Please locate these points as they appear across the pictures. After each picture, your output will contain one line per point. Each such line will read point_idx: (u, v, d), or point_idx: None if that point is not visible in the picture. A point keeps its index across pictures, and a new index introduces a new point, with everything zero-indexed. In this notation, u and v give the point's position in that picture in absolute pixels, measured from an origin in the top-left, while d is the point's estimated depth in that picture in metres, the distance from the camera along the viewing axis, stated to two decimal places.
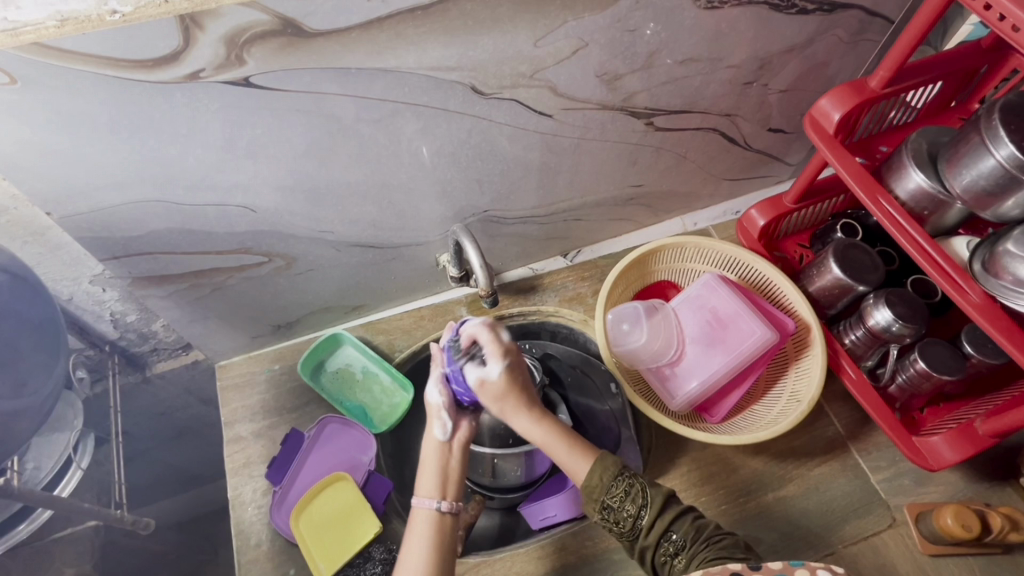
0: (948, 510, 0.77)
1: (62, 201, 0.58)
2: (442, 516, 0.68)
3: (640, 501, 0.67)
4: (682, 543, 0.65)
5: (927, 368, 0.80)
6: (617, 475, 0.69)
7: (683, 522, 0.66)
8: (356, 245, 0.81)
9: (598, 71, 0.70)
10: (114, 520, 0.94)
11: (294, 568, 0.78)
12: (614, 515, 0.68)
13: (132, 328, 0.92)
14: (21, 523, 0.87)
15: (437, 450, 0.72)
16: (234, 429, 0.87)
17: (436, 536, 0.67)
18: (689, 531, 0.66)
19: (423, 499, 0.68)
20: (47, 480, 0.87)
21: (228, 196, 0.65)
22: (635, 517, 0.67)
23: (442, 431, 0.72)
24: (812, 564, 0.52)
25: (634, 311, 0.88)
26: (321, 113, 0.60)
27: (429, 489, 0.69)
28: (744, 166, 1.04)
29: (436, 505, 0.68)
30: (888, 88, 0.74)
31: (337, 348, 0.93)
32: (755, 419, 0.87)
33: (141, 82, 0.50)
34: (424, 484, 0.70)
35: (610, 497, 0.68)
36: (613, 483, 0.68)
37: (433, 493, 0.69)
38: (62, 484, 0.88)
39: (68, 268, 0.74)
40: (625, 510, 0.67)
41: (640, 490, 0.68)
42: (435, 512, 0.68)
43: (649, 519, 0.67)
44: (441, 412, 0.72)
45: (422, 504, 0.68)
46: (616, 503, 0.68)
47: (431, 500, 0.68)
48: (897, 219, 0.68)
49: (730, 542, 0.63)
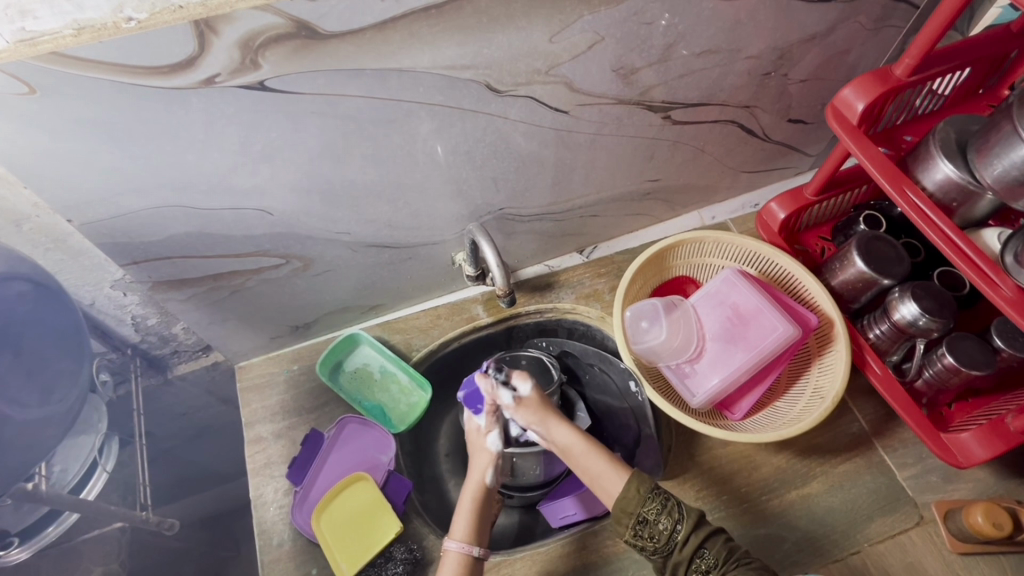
0: (978, 508, 0.75)
1: (83, 207, 0.58)
2: (472, 560, 0.72)
3: (676, 516, 0.67)
4: (713, 561, 0.65)
5: (955, 363, 0.78)
6: (653, 489, 0.69)
7: (715, 540, 0.67)
8: (373, 246, 0.81)
9: (614, 66, 0.69)
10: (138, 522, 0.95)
11: (316, 568, 0.78)
12: (649, 529, 0.67)
13: (153, 331, 0.93)
14: (51, 524, 0.91)
15: (477, 494, 0.77)
16: (254, 430, 0.88)
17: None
18: (721, 550, 0.66)
19: (456, 541, 0.73)
20: (74, 482, 0.89)
21: (246, 199, 0.65)
22: (670, 531, 0.67)
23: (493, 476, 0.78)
24: None
25: (653, 307, 0.87)
26: (335, 114, 0.60)
27: (462, 533, 0.74)
28: (763, 158, 1.03)
29: (468, 549, 0.72)
30: (914, 76, 0.72)
31: (355, 348, 0.94)
32: (777, 416, 0.85)
33: (158, 88, 0.50)
34: (457, 529, 0.74)
35: (646, 510, 0.67)
36: (650, 496, 0.68)
37: (465, 539, 0.73)
38: (88, 487, 0.91)
39: (90, 273, 0.74)
40: (661, 524, 0.67)
41: (675, 505, 0.68)
42: (467, 556, 0.72)
43: (684, 535, 0.66)
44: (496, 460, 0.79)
45: (453, 547, 0.72)
46: (651, 517, 0.67)
47: (465, 544, 0.73)
48: (924, 210, 0.66)
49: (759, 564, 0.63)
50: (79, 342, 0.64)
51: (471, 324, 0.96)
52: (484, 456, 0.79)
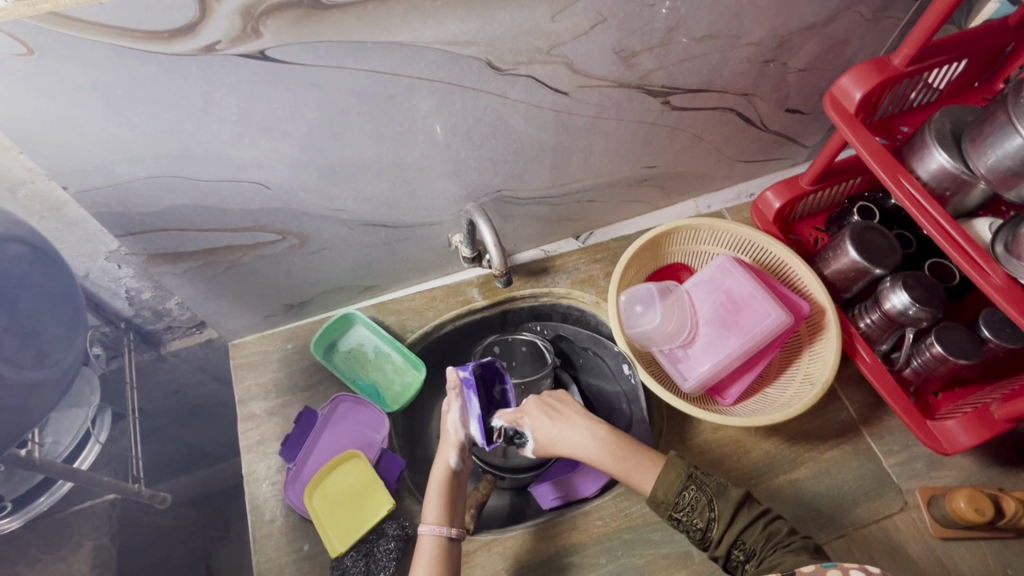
0: (961, 494, 0.77)
1: (80, 174, 0.58)
2: (447, 541, 0.71)
3: (708, 514, 0.68)
4: (751, 550, 0.66)
5: (943, 352, 0.79)
6: (683, 488, 0.70)
7: (754, 529, 0.67)
8: (370, 224, 0.81)
9: (616, 47, 0.69)
10: (129, 492, 0.92)
11: (308, 544, 0.79)
12: (684, 525, 0.69)
13: (148, 306, 0.91)
14: (42, 495, 0.90)
15: (445, 478, 0.78)
16: (247, 407, 0.88)
17: (440, 559, 0.70)
18: (759, 539, 0.66)
19: (429, 525, 0.72)
20: (66, 454, 0.88)
21: (244, 171, 0.65)
22: (704, 529, 0.68)
23: (456, 459, 0.79)
24: (846, 565, 0.54)
25: (647, 292, 0.88)
26: (336, 87, 0.60)
27: (434, 516, 0.73)
28: (760, 147, 1.03)
29: (441, 531, 0.72)
30: (912, 66, 0.73)
31: (349, 327, 0.94)
32: (768, 401, 0.86)
33: (158, 54, 0.50)
34: (430, 512, 0.74)
35: (678, 510, 0.69)
36: (680, 497, 0.70)
37: (438, 521, 0.73)
38: (81, 458, 0.89)
39: (85, 243, 0.73)
40: (694, 521, 0.69)
41: (706, 503, 0.69)
42: (440, 538, 0.71)
43: (718, 532, 0.67)
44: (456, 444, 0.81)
45: (427, 530, 0.72)
46: (684, 515, 0.69)
47: (438, 526, 0.72)
48: (918, 200, 0.67)
49: (800, 547, 0.63)
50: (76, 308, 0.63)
51: (466, 306, 0.97)
52: (448, 441, 0.81)
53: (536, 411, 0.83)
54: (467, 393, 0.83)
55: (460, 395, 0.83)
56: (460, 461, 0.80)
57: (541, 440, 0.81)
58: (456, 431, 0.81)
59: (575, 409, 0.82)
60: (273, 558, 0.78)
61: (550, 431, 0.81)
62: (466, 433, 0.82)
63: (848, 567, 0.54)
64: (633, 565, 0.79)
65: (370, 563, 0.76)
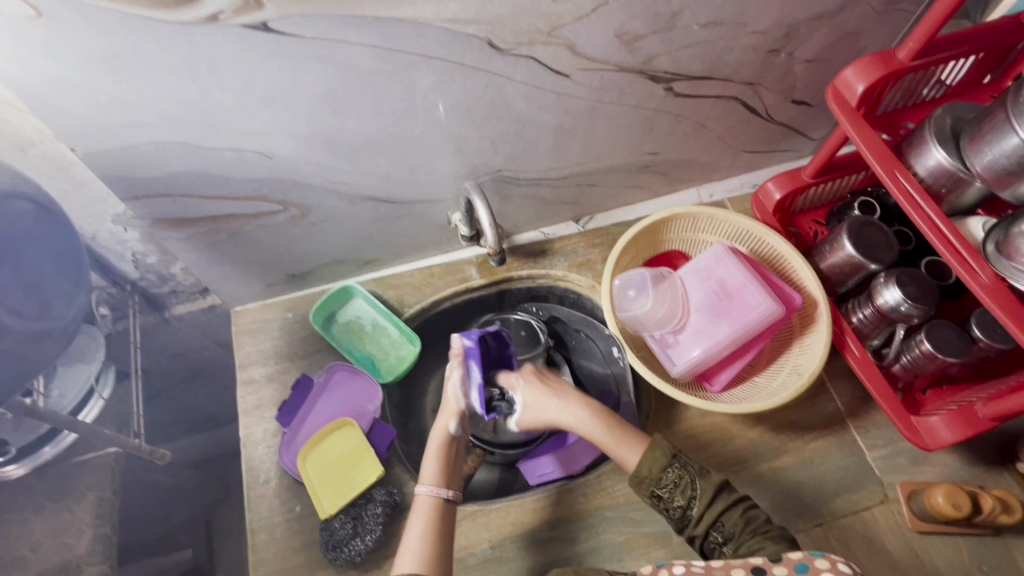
0: (940, 490, 0.78)
1: (87, 136, 0.60)
2: (443, 502, 0.73)
3: (690, 493, 0.70)
4: (730, 532, 0.68)
5: (932, 349, 0.80)
6: (667, 465, 0.72)
7: (733, 513, 0.69)
8: (370, 199, 0.82)
9: (618, 31, 0.69)
10: (132, 449, 0.93)
11: (300, 505, 0.82)
12: (665, 503, 0.71)
13: (153, 270, 0.90)
14: (47, 444, 0.89)
15: (444, 441, 0.80)
16: (247, 371, 0.91)
17: (436, 518, 0.72)
18: (738, 522, 0.68)
19: (425, 486, 0.74)
20: (72, 407, 0.87)
21: (246, 141, 0.66)
22: (685, 508, 0.70)
23: (456, 426, 0.81)
24: (831, 557, 0.56)
25: (641, 277, 0.89)
26: (338, 61, 0.61)
27: (431, 479, 0.75)
28: (765, 137, 1.03)
29: (437, 492, 0.74)
30: (917, 61, 0.72)
31: (349, 300, 0.96)
32: (756, 390, 0.87)
33: (163, 22, 0.51)
34: (427, 474, 0.76)
35: (660, 487, 0.72)
36: (663, 474, 0.72)
37: (434, 483, 0.75)
38: (86, 412, 0.89)
39: (91, 207, 0.74)
40: (676, 500, 0.71)
41: (689, 482, 0.71)
42: (436, 499, 0.73)
43: (699, 511, 0.70)
44: (456, 411, 0.82)
45: (424, 491, 0.74)
46: (667, 493, 0.71)
47: (435, 488, 0.74)
48: (913, 196, 0.68)
49: (775, 535, 0.66)
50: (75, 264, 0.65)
51: (463, 285, 0.98)
52: (449, 409, 0.82)
53: (530, 377, 0.86)
54: (468, 361, 0.83)
55: (461, 360, 0.84)
56: (459, 428, 0.81)
57: (529, 404, 0.84)
58: (457, 400, 0.82)
59: (561, 383, 0.86)
60: (265, 517, 0.81)
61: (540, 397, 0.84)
62: (466, 401, 0.83)
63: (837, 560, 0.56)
64: (612, 541, 0.81)
65: (357, 525, 0.78)
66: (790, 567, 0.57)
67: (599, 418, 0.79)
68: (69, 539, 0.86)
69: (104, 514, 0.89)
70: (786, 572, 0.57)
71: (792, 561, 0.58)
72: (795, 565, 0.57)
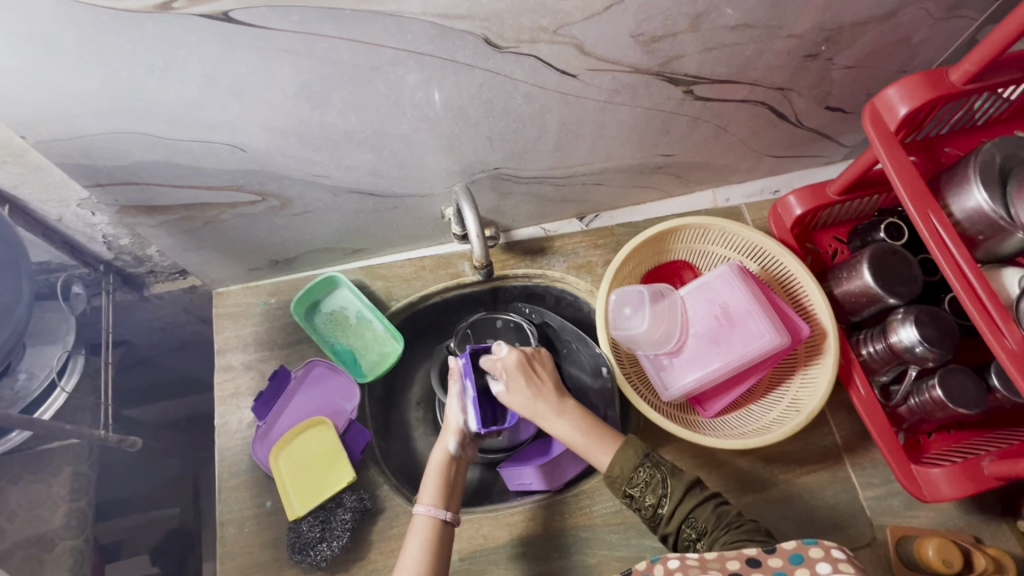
0: (931, 542, 0.75)
1: (37, 124, 0.55)
2: (441, 524, 0.71)
3: (661, 492, 0.67)
4: (702, 529, 0.65)
5: (943, 398, 0.74)
6: (638, 464, 0.69)
7: (705, 509, 0.66)
8: (355, 192, 0.77)
9: (633, 31, 0.61)
10: (99, 440, 0.86)
11: (270, 501, 0.81)
12: (636, 502, 0.68)
13: (128, 251, 0.86)
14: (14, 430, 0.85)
15: (444, 462, 0.77)
16: (225, 358, 0.88)
17: (434, 541, 0.70)
18: (709, 518, 0.66)
19: (424, 506, 0.72)
20: (34, 397, 0.82)
21: (214, 133, 0.61)
22: (656, 506, 0.67)
23: (455, 443, 0.78)
24: (825, 543, 0.54)
25: (638, 294, 0.83)
26: (313, 55, 0.54)
27: (431, 499, 0.73)
28: (793, 143, 0.94)
29: (436, 513, 0.72)
30: (971, 85, 0.64)
31: (333, 289, 0.91)
32: (750, 420, 0.83)
33: (108, 9, 0.45)
34: (426, 494, 0.74)
35: (632, 486, 0.68)
36: (634, 472, 0.69)
37: (433, 503, 0.73)
38: (46, 405, 0.83)
39: (54, 189, 0.70)
40: (647, 499, 0.68)
41: (660, 480, 0.68)
42: (434, 520, 0.71)
43: (669, 509, 0.67)
44: (456, 428, 0.78)
45: (421, 512, 0.72)
46: (637, 493, 0.68)
47: (433, 508, 0.72)
48: (944, 239, 0.61)
49: (748, 527, 0.63)
50: None
51: (455, 280, 0.94)
52: (448, 427, 0.79)
53: (515, 364, 0.78)
54: (465, 381, 0.81)
55: (457, 379, 0.81)
56: (459, 447, 0.78)
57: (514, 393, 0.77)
58: (456, 418, 0.79)
59: (550, 377, 0.79)
60: (235, 510, 0.80)
61: (522, 396, 0.77)
62: (465, 420, 0.79)
63: (830, 546, 0.54)
64: (584, 562, 0.80)
65: (325, 529, 0.77)
66: (784, 558, 0.55)
67: (578, 418, 0.75)
68: (44, 512, 0.86)
69: (79, 488, 0.89)
70: (781, 563, 0.55)
71: (786, 552, 0.55)
72: (789, 556, 0.55)
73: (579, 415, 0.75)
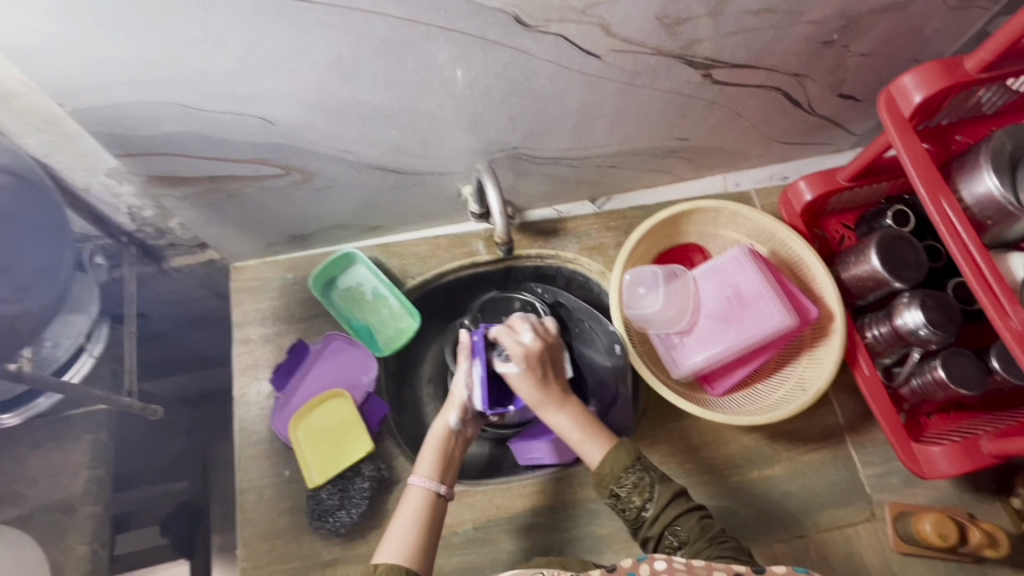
0: (929, 517, 0.78)
1: (75, 91, 0.56)
2: (434, 496, 0.73)
3: (648, 495, 0.68)
4: (683, 539, 0.66)
5: (944, 378, 0.77)
6: (629, 466, 0.70)
7: (689, 518, 0.67)
8: (378, 168, 0.78)
9: (658, 12, 0.63)
10: (123, 408, 0.88)
11: (289, 470, 0.82)
12: (622, 503, 0.69)
13: (150, 224, 0.88)
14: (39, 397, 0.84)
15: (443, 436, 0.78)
16: (244, 330, 0.90)
17: (428, 510, 0.71)
18: (693, 528, 0.66)
19: (420, 478, 0.73)
20: (62, 362, 0.83)
21: (245, 105, 0.61)
22: (640, 509, 0.68)
23: (455, 419, 0.79)
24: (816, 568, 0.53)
25: (653, 274, 0.86)
26: (348, 30, 0.55)
27: (427, 471, 0.74)
28: (804, 130, 0.96)
29: (431, 485, 0.73)
30: (986, 73, 0.65)
31: (350, 266, 0.92)
32: (756, 399, 0.86)
33: None
34: (423, 466, 0.75)
35: (619, 485, 0.69)
36: (623, 473, 0.69)
37: (429, 476, 0.74)
38: (72, 371, 0.85)
39: (83, 159, 0.70)
40: (632, 501, 0.69)
41: (649, 484, 0.69)
42: (428, 491, 0.73)
43: (653, 513, 0.68)
44: (461, 403, 0.80)
45: (417, 483, 0.73)
46: (624, 493, 0.69)
47: (428, 480, 0.73)
48: (953, 222, 0.63)
49: (730, 543, 0.64)
50: (37, 227, 0.65)
51: (469, 259, 0.96)
52: (453, 402, 0.80)
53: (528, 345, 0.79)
54: (473, 359, 0.82)
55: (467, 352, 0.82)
56: (459, 422, 0.79)
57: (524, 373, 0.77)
58: (461, 393, 0.80)
59: (557, 379, 0.80)
60: (255, 478, 0.82)
61: (529, 382, 0.77)
62: (470, 396, 0.80)
63: None
64: (593, 533, 0.82)
65: (344, 497, 0.79)
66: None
67: (577, 414, 0.76)
68: (64, 479, 0.88)
69: (99, 456, 0.91)
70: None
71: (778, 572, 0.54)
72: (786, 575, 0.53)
73: (579, 410, 0.77)
